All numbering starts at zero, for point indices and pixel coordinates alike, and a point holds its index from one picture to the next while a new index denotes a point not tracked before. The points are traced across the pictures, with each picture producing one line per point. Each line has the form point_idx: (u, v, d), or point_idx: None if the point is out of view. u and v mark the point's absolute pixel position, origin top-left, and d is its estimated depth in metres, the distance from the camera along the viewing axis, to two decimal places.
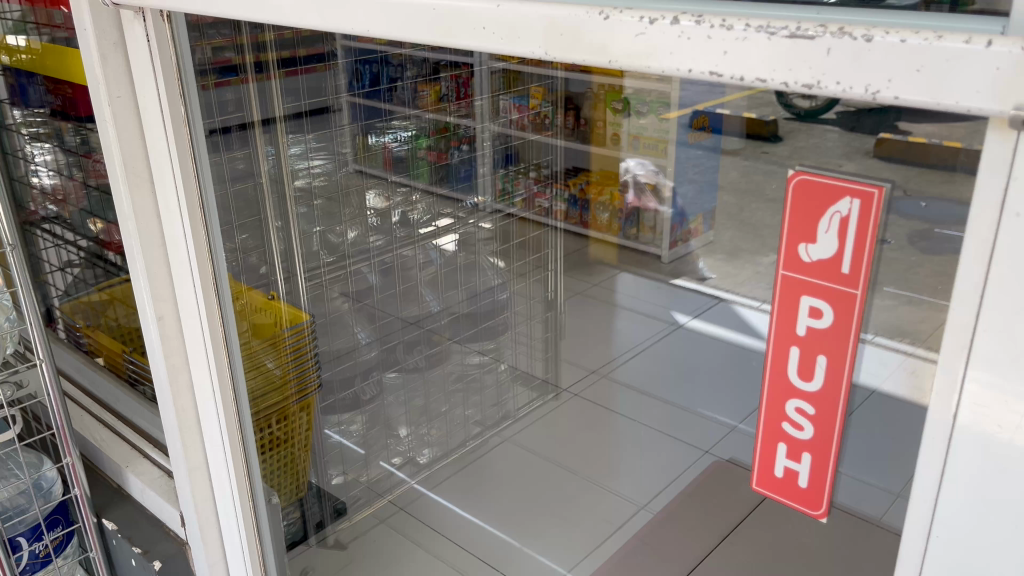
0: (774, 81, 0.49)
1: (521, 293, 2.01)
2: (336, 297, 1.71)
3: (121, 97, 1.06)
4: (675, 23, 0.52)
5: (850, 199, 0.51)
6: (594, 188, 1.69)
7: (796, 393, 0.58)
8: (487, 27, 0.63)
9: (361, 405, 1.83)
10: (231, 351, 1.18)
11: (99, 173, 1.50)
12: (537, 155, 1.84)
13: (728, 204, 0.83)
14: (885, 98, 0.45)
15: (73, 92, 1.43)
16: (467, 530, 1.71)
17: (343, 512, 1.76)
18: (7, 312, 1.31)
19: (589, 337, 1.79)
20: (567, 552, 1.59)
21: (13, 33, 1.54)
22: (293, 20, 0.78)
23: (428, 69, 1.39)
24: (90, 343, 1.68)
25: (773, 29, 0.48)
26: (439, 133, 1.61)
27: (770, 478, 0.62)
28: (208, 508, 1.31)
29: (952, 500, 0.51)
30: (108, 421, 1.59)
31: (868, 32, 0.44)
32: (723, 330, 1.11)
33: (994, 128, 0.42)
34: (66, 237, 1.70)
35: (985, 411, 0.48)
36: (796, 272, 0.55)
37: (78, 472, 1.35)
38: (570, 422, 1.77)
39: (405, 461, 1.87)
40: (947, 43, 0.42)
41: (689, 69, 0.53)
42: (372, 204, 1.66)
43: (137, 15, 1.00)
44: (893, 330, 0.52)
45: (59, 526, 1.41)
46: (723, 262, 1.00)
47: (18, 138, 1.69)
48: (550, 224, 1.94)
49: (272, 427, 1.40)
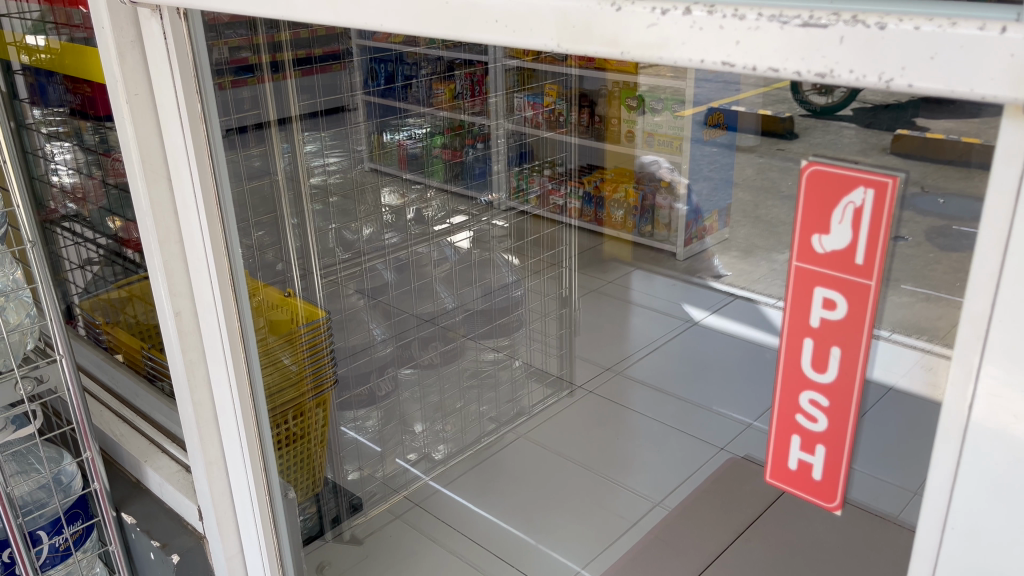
0: (787, 70, 0.46)
1: (534, 289, 2.04)
2: (351, 295, 1.69)
3: (139, 94, 1.04)
4: (687, 13, 0.49)
5: (864, 189, 0.48)
6: (609, 185, 2.03)
7: (810, 385, 0.55)
8: (501, 20, 0.60)
9: (377, 401, 1.75)
10: (248, 346, 1.17)
11: (118, 171, 1.51)
12: (550, 152, 2.04)
13: (742, 201, 0.86)
14: (898, 87, 0.42)
15: (92, 90, 1.44)
16: (483, 525, 1.69)
17: (358, 509, 1.67)
18: (27, 308, 1.33)
19: (602, 333, 1.97)
20: (580, 549, 1.58)
21: (32, 33, 1.55)
22: (307, 17, 0.76)
23: (442, 67, 1.56)
24: (108, 340, 1.70)
25: (786, 18, 0.45)
26: (454, 131, 1.78)
27: (783, 472, 0.59)
28: (225, 502, 1.32)
29: (968, 497, 0.49)
30: (126, 416, 1.62)
31: (882, 19, 0.42)
32: (741, 327, 1.16)
33: (1008, 117, 0.41)
34: (86, 234, 1.71)
35: (1000, 404, 0.45)
36: (809, 263, 0.52)
37: (98, 466, 1.36)
38: (579, 416, 1.88)
39: (420, 458, 1.83)
40: (961, 30, 0.39)
41: (701, 60, 0.50)
42: (388, 202, 1.70)
43: (155, 12, 0.97)
44: (908, 325, 0.50)
45: (79, 520, 1.43)
46: (739, 259, 1.02)
47: (38, 136, 1.71)
48: (564, 221, 2.06)
49: (288, 423, 1.37)
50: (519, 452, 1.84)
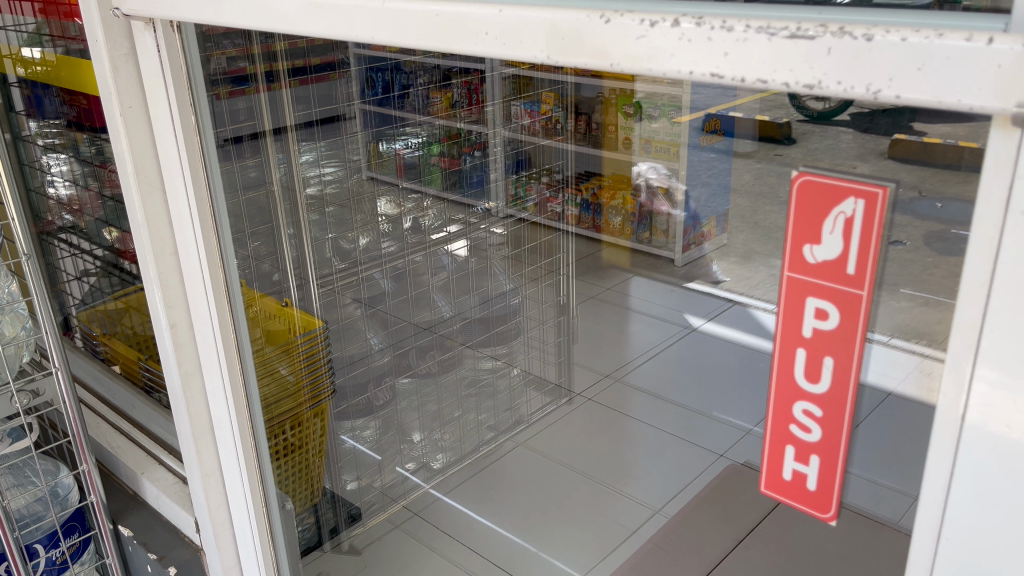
0: (775, 82, 0.46)
1: (531, 297, 2.09)
2: (348, 304, 1.69)
3: (133, 107, 1.04)
4: (675, 25, 0.49)
5: (854, 200, 0.48)
6: (606, 192, 2.22)
7: (803, 395, 0.55)
8: (490, 32, 0.60)
9: (375, 411, 1.73)
10: (244, 355, 1.16)
11: (114, 182, 1.51)
12: (547, 160, 2.17)
13: (741, 207, 0.86)
14: (886, 98, 0.42)
15: (88, 103, 1.44)
16: (482, 534, 1.67)
17: (358, 518, 1.64)
18: (23, 321, 1.32)
19: (604, 339, 2.02)
20: (581, 558, 1.57)
21: (28, 45, 1.54)
22: (299, 28, 0.76)
23: (438, 75, 1.64)
24: (106, 351, 1.70)
25: (774, 30, 0.45)
26: (450, 139, 1.84)
27: (778, 482, 0.58)
28: (221, 512, 1.31)
29: (962, 504, 0.49)
30: (123, 428, 1.62)
31: (869, 31, 0.41)
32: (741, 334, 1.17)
33: (997, 127, 0.40)
34: (83, 246, 1.71)
35: (992, 411, 0.45)
36: (801, 273, 0.52)
37: (95, 480, 1.35)
38: (579, 423, 1.88)
39: (419, 466, 1.80)
40: (949, 41, 0.39)
41: (690, 72, 0.50)
42: (384, 211, 1.71)
43: (148, 26, 0.98)
44: (904, 332, 0.49)
45: (76, 533, 1.42)
46: (738, 265, 1.02)
47: (35, 149, 1.72)
48: (561, 228, 2.13)
49: (287, 433, 1.36)
50: (520, 461, 1.84)
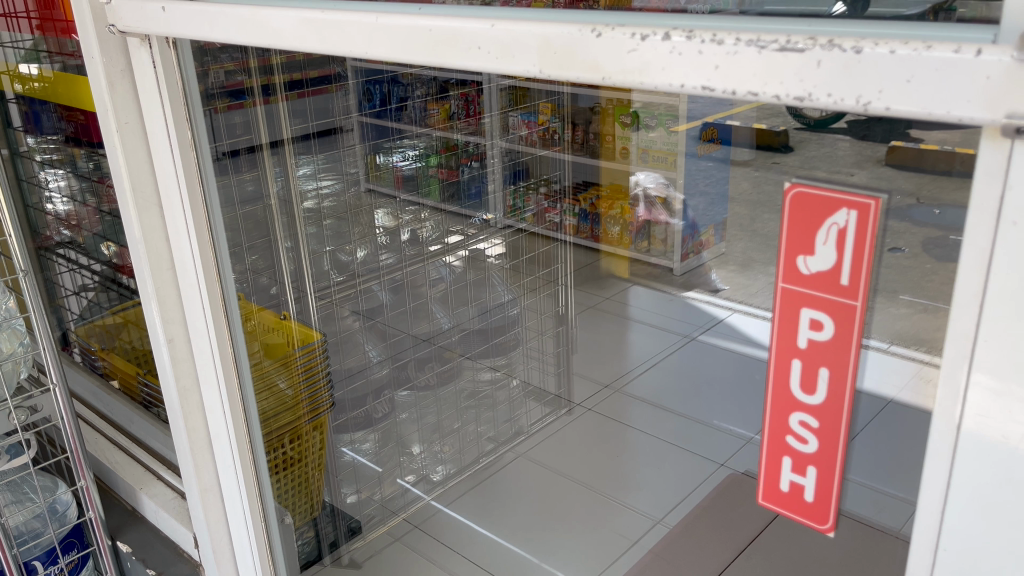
0: (766, 94, 0.46)
1: (531, 308, 2.12)
2: (347, 317, 1.71)
3: (130, 122, 1.05)
4: (666, 38, 0.50)
5: (847, 210, 0.48)
6: (605, 202, 2.22)
7: (799, 406, 0.55)
8: (483, 46, 0.60)
9: (374, 424, 1.68)
10: (243, 369, 1.16)
11: (112, 198, 1.52)
12: (545, 171, 2.23)
13: (745, 214, 0.86)
14: (877, 110, 0.42)
15: (86, 119, 1.45)
16: (485, 545, 1.62)
17: (358, 532, 1.58)
18: (21, 337, 1.32)
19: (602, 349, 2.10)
20: (579, 567, 1.55)
21: (25, 62, 1.55)
22: (293, 44, 0.75)
23: (436, 87, 1.67)
24: (104, 366, 1.70)
25: (764, 43, 0.45)
26: (448, 150, 1.89)
27: (776, 493, 0.58)
28: (219, 526, 1.30)
29: (961, 513, 0.48)
30: (121, 443, 1.62)
31: (858, 43, 0.42)
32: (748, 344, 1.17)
33: (987, 137, 0.40)
34: (81, 261, 1.71)
35: (988, 421, 0.45)
36: (795, 284, 0.52)
37: (93, 495, 1.35)
38: (580, 435, 1.89)
39: (419, 478, 1.74)
40: (937, 53, 0.39)
41: (681, 85, 0.50)
42: (383, 223, 1.71)
43: (144, 42, 0.98)
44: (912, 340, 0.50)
45: (75, 549, 1.41)
46: (738, 273, 1.02)
47: (33, 164, 1.72)
48: (559, 237, 2.23)
49: (286, 447, 1.35)
50: (520, 472, 1.81)
